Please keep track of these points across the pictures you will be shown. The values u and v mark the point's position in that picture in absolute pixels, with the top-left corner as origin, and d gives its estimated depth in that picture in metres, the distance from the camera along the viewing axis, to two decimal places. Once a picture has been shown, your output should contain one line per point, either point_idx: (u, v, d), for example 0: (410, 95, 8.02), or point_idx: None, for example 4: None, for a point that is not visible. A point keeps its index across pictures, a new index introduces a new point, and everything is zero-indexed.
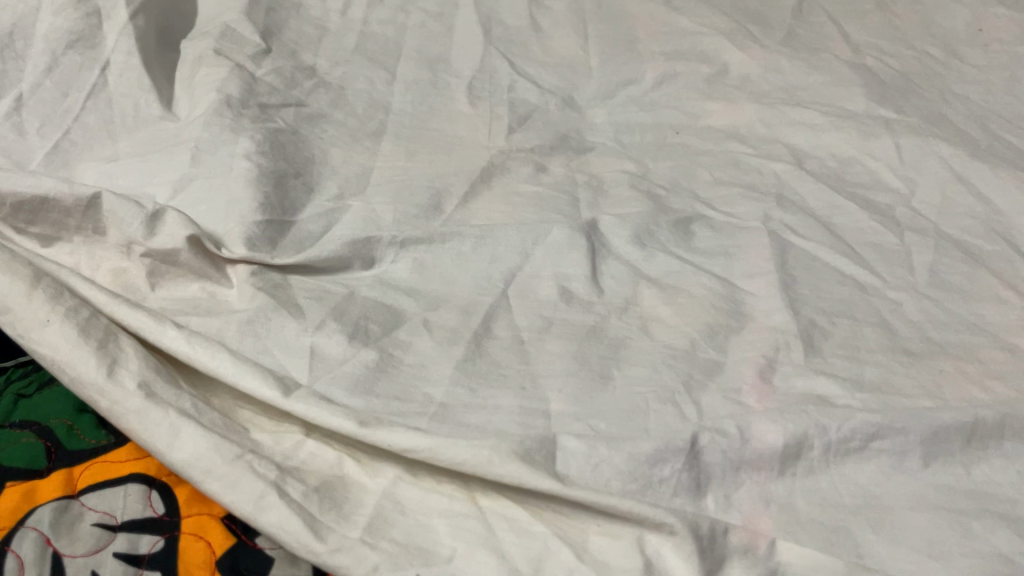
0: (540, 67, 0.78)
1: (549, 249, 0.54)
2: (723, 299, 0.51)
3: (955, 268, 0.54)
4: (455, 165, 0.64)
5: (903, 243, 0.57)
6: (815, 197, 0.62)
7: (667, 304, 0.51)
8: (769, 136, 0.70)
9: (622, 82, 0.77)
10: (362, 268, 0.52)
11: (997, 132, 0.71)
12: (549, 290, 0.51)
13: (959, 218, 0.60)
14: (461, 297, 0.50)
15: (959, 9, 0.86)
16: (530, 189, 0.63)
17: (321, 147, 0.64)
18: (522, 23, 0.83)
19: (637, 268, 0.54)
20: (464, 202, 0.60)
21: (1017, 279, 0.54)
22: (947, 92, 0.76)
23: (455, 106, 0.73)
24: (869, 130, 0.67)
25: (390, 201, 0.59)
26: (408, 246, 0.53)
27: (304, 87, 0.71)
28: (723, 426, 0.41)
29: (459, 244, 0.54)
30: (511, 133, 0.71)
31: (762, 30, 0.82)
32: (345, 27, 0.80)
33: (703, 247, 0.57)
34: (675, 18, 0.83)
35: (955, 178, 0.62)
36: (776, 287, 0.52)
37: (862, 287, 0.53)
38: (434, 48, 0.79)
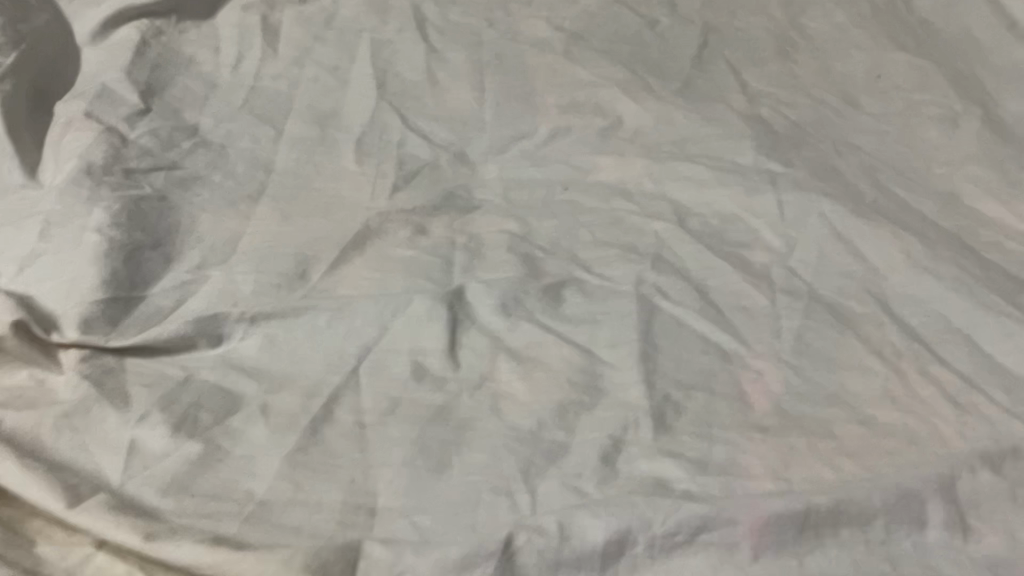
0: (432, 121, 0.77)
1: (409, 321, 0.52)
2: (579, 372, 0.50)
3: (822, 333, 0.53)
4: (328, 231, 0.63)
5: (773, 306, 0.56)
6: (692, 259, 0.61)
7: (522, 380, 0.50)
8: (655, 193, 0.69)
9: (516, 136, 0.77)
10: (209, 346, 0.50)
11: (886, 182, 0.70)
12: (402, 367, 0.49)
13: (833, 278, 0.59)
14: (307, 377, 0.48)
15: (860, 55, 0.85)
16: (403, 254, 0.61)
17: (190, 213, 0.62)
18: (418, 75, 0.82)
19: (498, 338, 0.53)
20: (332, 269, 0.59)
21: (883, 343, 0.53)
22: (840, 141, 0.75)
23: (341, 163, 0.71)
24: (753, 185, 0.66)
25: (252, 271, 0.57)
26: (258, 321, 0.51)
27: (181, 148, 0.69)
28: (542, 523, 0.41)
29: (313, 317, 0.52)
30: (396, 192, 0.69)
31: (659, 81, 0.82)
32: (236, 82, 0.79)
33: (572, 313, 0.55)
34: (572, 70, 0.82)
35: (833, 235, 0.62)
36: (635, 360, 0.51)
37: (726, 357, 0.52)
38: (324, 103, 0.78)
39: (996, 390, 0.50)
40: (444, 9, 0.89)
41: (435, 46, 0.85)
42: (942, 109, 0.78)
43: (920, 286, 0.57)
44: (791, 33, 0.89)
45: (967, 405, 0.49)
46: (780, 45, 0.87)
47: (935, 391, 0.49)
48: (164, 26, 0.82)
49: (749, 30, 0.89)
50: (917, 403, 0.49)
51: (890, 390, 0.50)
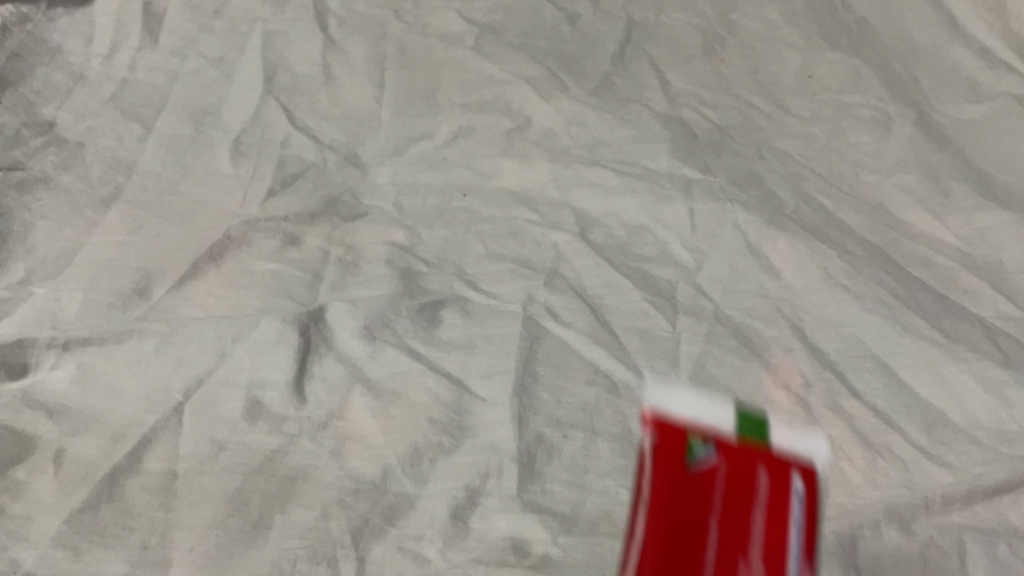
0: (322, 119, 0.70)
1: (250, 348, 0.45)
2: (444, 410, 0.43)
3: (724, 361, 0.48)
4: (182, 240, 0.55)
5: (675, 330, 0.50)
6: (590, 274, 0.55)
7: (376, 418, 0.43)
8: (560, 200, 0.62)
9: (413, 136, 0.70)
10: (11, 377, 0.44)
11: (810, 192, 0.64)
12: (235, 404, 0.43)
13: (743, 297, 0.53)
14: (120, 416, 0.42)
15: (791, 55, 0.80)
16: (267, 269, 0.54)
17: (24, 220, 0.56)
18: (312, 68, 0.74)
19: (357, 367, 0.46)
20: (179, 285, 0.52)
21: (791, 373, 0.47)
22: (765, 145, 0.69)
23: (214, 165, 0.64)
24: (663, 195, 0.60)
25: (82, 288, 0.51)
26: (72, 348, 0.44)
27: (29, 147, 0.63)
28: None
29: (139, 344, 0.45)
30: (270, 198, 0.62)
31: (575, 79, 0.76)
32: (106, 74, 0.71)
33: (449, 339, 0.47)
34: (481, 66, 0.76)
35: (745, 249, 0.56)
36: (509, 393, 0.44)
37: (615, 387, 0.45)
38: (203, 99, 0.70)
39: (914, 429, 0.45)
40: None
41: (333, 36, 0.78)
42: (874, 112, 0.72)
43: (837, 307, 0.51)
44: (721, 30, 0.83)
45: (879, 445, 0.44)
46: (707, 41, 0.81)
47: (846, 430, 0.45)
48: (31, 12, 0.75)
49: (676, 25, 0.83)
50: (825, 444, 0.44)
51: (795, 429, 0.44)
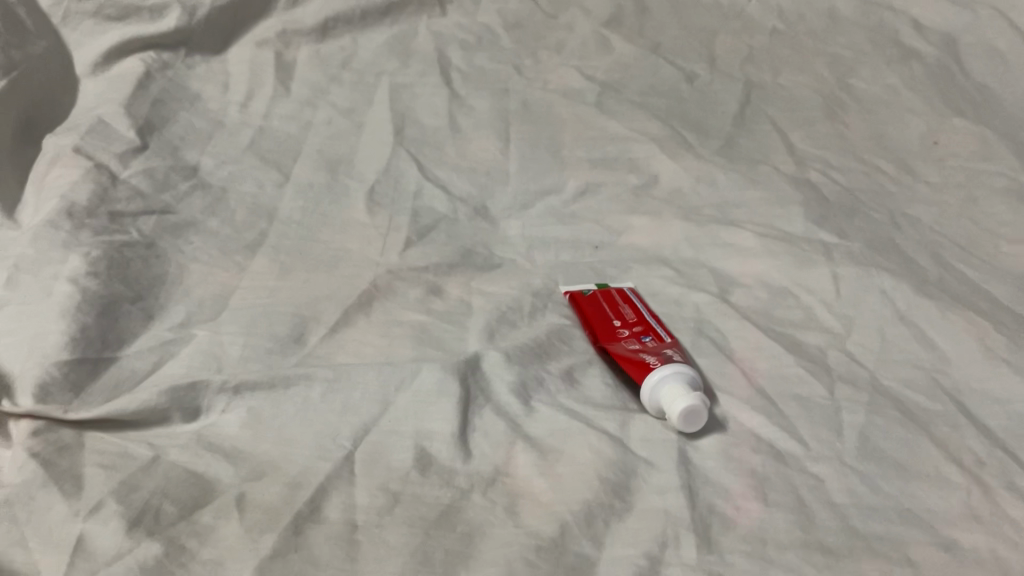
0: (452, 171, 0.72)
1: (414, 397, 0.46)
2: (612, 468, 0.43)
3: (891, 433, 0.46)
4: (329, 287, 0.56)
5: (833, 397, 0.49)
6: (736, 336, 0.54)
7: (545, 476, 0.42)
8: (695, 260, 0.62)
9: (541, 191, 0.70)
10: (183, 420, 0.44)
11: (950, 261, 0.63)
12: (404, 454, 0.43)
13: (898, 367, 0.52)
14: (294, 463, 0.42)
15: (915, 119, 0.80)
16: (415, 318, 0.54)
17: (179, 262, 0.56)
18: (439, 122, 0.76)
19: (516, 422, 0.46)
20: (333, 332, 0.52)
21: (961, 450, 0.46)
22: (897, 212, 0.69)
23: (351, 213, 0.65)
24: (804, 257, 0.60)
25: (241, 333, 0.51)
26: (242, 392, 0.45)
27: (177, 191, 0.63)
28: None
29: (306, 389, 0.45)
30: (408, 247, 0.62)
31: (699, 138, 0.76)
32: (243, 121, 0.74)
33: (599, 399, 0.49)
34: (605, 122, 0.76)
35: (896, 317, 0.55)
36: (675, 461, 0.44)
37: (779, 457, 0.45)
38: (337, 149, 0.72)
39: None
40: (469, 54, 0.85)
41: (458, 91, 0.80)
42: (1007, 181, 0.71)
43: (998, 382, 0.50)
44: (839, 93, 0.84)
45: None
46: (826, 105, 0.82)
47: None
48: (171, 59, 0.77)
49: (793, 87, 0.84)
50: (1007, 525, 0.41)
51: (973, 508, 0.42)
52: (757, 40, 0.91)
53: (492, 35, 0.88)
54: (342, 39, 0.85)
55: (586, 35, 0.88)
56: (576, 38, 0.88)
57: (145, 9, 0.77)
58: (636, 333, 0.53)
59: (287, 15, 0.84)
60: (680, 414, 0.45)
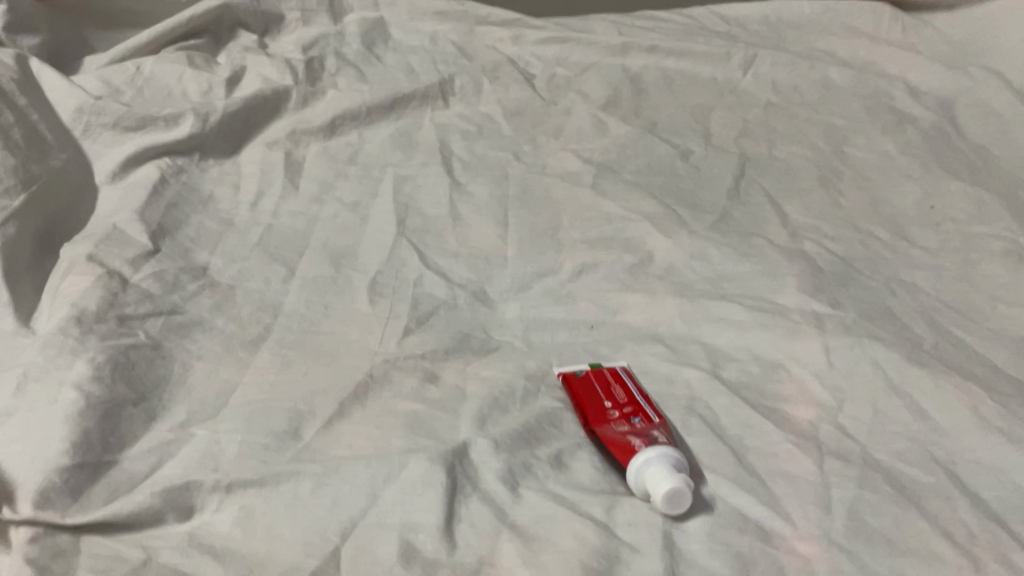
0: (451, 257, 0.73)
1: (401, 488, 0.46)
2: (595, 554, 0.43)
3: (881, 509, 0.46)
4: (327, 381, 0.58)
5: (821, 473, 0.49)
6: (726, 414, 0.54)
7: (528, 565, 0.42)
8: (689, 336, 0.63)
9: (539, 272, 0.72)
10: (177, 520, 0.45)
11: (946, 328, 0.63)
12: (388, 548, 0.43)
13: (890, 439, 0.52)
14: (282, 560, 0.43)
15: (910, 185, 0.81)
16: (409, 407, 0.56)
17: (184, 362, 0.58)
18: (440, 210, 0.79)
19: (503, 510, 0.46)
20: (328, 426, 0.53)
21: (954, 523, 0.45)
22: (894, 280, 0.69)
23: (353, 305, 0.67)
24: (795, 330, 0.61)
25: (239, 430, 0.52)
26: (234, 490, 0.46)
27: (186, 292, 0.66)
28: None
29: (297, 485, 0.47)
30: (406, 336, 0.64)
31: (693, 213, 0.77)
32: (252, 220, 0.77)
33: (588, 483, 0.49)
34: (600, 203, 0.79)
35: (888, 388, 0.55)
36: (658, 545, 0.44)
37: (766, 536, 0.44)
38: (341, 242, 0.75)
39: None
40: (470, 144, 0.88)
41: (459, 179, 0.83)
42: (1006, 243, 0.72)
43: (993, 450, 0.50)
44: (835, 163, 0.85)
45: None
46: (822, 175, 0.83)
47: None
48: (185, 164, 0.81)
49: (788, 159, 0.86)
50: None
51: None
52: (752, 114, 0.94)
53: (492, 123, 0.91)
54: (349, 134, 0.89)
55: (583, 118, 0.91)
56: (574, 122, 0.91)
57: (161, 118, 0.82)
58: (626, 415, 0.54)
59: (297, 117, 0.89)
60: (663, 496, 0.45)
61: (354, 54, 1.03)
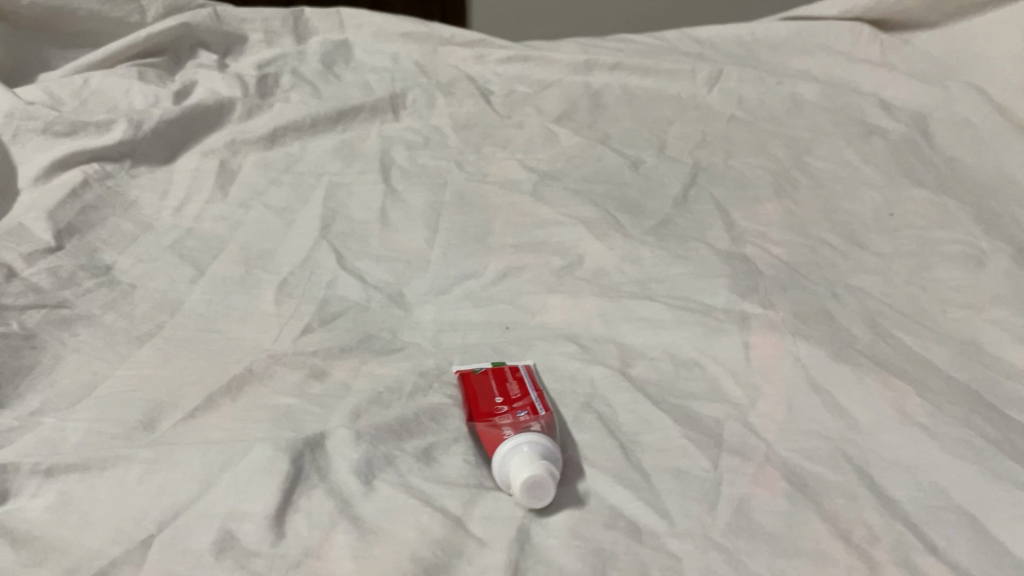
0: (371, 261, 0.70)
1: (237, 476, 0.42)
2: (432, 546, 0.38)
3: (772, 507, 0.41)
4: (203, 375, 0.54)
5: (715, 471, 0.43)
6: (625, 411, 0.49)
7: (356, 557, 0.37)
8: (605, 336, 0.58)
9: (461, 275, 0.68)
10: None
11: (888, 329, 0.57)
12: (204, 537, 0.39)
13: (802, 437, 0.46)
14: (84, 547, 0.38)
15: (870, 193, 0.76)
16: (282, 402, 0.51)
17: (56, 353, 0.55)
18: (370, 216, 0.75)
19: (348, 502, 0.41)
20: (189, 417, 0.49)
21: (854, 523, 0.40)
22: (840, 283, 0.64)
23: (257, 304, 0.64)
24: (716, 327, 0.56)
25: (90, 419, 0.48)
26: (55, 474, 0.42)
27: (80, 287, 0.63)
28: None
29: (124, 471, 0.42)
30: (305, 334, 0.60)
31: (633, 219, 0.73)
32: (173, 224, 0.74)
33: (453, 477, 0.44)
34: (537, 209, 0.75)
35: (808, 385, 0.50)
36: (510, 538, 0.39)
37: (635, 534, 0.39)
38: (261, 245, 0.71)
39: None
40: (413, 154, 0.85)
41: (395, 187, 0.80)
42: (965, 247, 0.66)
43: (913, 448, 0.44)
44: (793, 172, 0.81)
45: None
46: (777, 183, 0.79)
47: None
48: (115, 170, 0.78)
49: (743, 168, 0.82)
50: None
51: None
52: (713, 127, 0.90)
53: (441, 135, 0.89)
54: (291, 145, 0.86)
55: (535, 130, 0.89)
56: (524, 134, 0.88)
57: (92, 124, 0.81)
58: (513, 408, 0.48)
59: (239, 129, 0.87)
60: (523, 485, 0.40)
61: (312, 72, 1.02)
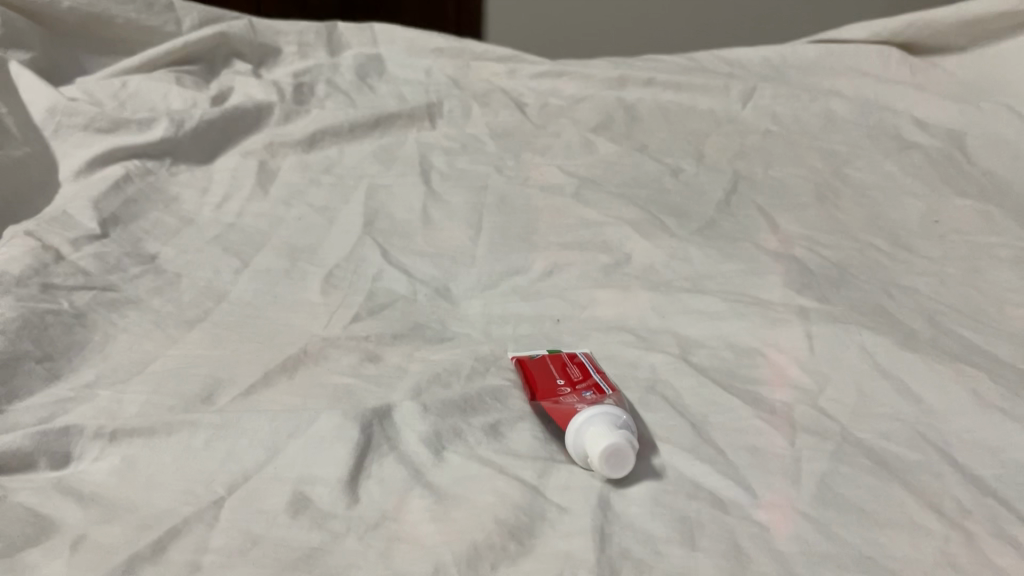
0: (416, 257, 0.69)
1: (306, 443, 0.41)
2: (515, 510, 0.37)
3: (856, 481, 0.40)
4: (257, 356, 0.53)
5: (793, 448, 0.42)
6: (692, 393, 0.48)
7: (436, 520, 0.36)
8: (660, 327, 0.57)
9: (507, 271, 0.67)
10: (49, 467, 0.40)
11: (948, 324, 0.57)
12: (277, 499, 0.37)
13: (875, 419, 0.45)
14: (155, 507, 0.37)
15: (914, 202, 0.76)
16: (340, 381, 0.50)
17: (106, 332, 0.54)
18: (412, 215, 0.75)
19: (419, 471, 0.40)
20: (246, 393, 0.48)
21: (941, 498, 0.39)
22: (892, 283, 0.63)
23: (305, 295, 0.63)
24: (775, 317, 0.55)
25: (147, 393, 0.47)
26: (118, 438, 0.41)
27: (127, 273, 0.62)
28: None
29: (189, 437, 0.41)
30: (354, 322, 0.59)
31: (678, 221, 0.73)
32: (215, 218, 0.73)
33: (523, 451, 0.43)
34: (580, 211, 0.74)
35: (877, 372, 0.49)
36: (591, 505, 0.38)
37: (719, 503, 0.38)
38: (304, 240, 0.71)
39: None
40: (452, 159, 0.85)
41: (436, 189, 0.80)
42: (1016, 251, 0.66)
43: (992, 430, 0.44)
44: (834, 182, 0.81)
45: None
46: (819, 192, 0.79)
47: (1017, 559, 0.35)
48: (155, 166, 0.78)
49: (783, 178, 0.82)
50: (992, 573, 0.34)
51: (950, 555, 0.35)
52: (750, 140, 0.90)
53: (478, 143, 0.89)
54: (329, 149, 0.86)
55: (572, 139, 0.89)
56: (561, 143, 0.88)
57: (133, 121, 0.81)
58: (578, 388, 0.48)
59: (278, 132, 0.87)
60: (602, 453, 0.39)
61: (346, 82, 1.02)
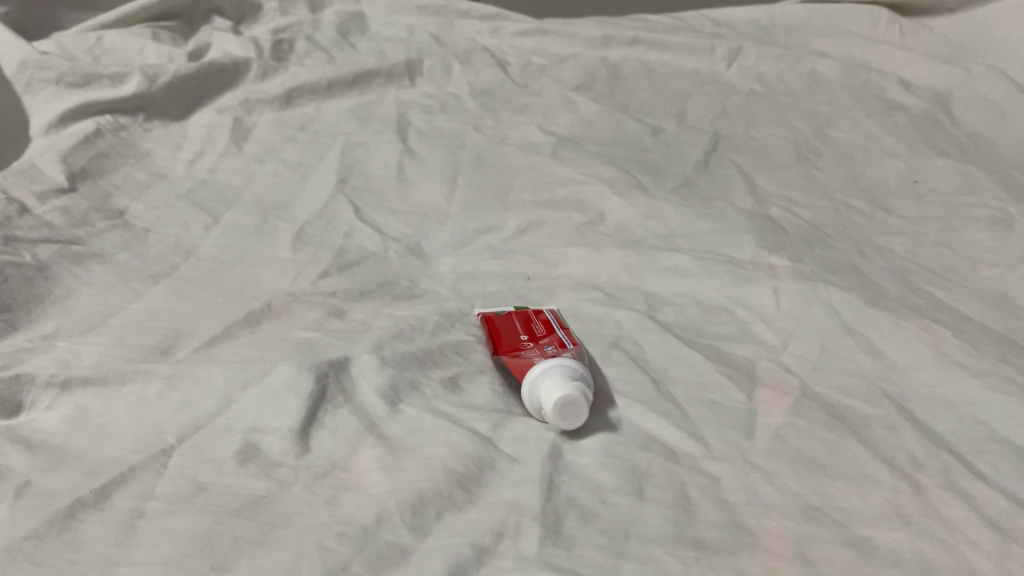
0: (389, 214, 0.69)
1: (260, 393, 0.40)
2: (464, 460, 0.36)
3: (810, 434, 0.39)
4: (220, 309, 0.52)
5: (751, 402, 0.42)
6: (655, 349, 0.48)
7: (384, 469, 0.36)
8: (630, 285, 0.57)
9: (480, 229, 0.67)
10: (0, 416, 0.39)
11: (918, 284, 0.56)
12: (226, 448, 0.37)
13: (836, 375, 0.45)
14: (103, 455, 0.37)
15: (894, 162, 0.75)
16: (303, 335, 0.50)
17: (69, 285, 0.54)
18: (386, 173, 0.74)
19: (373, 422, 0.40)
20: (207, 346, 0.48)
21: (895, 451, 0.39)
22: (866, 243, 0.63)
23: (274, 251, 0.62)
24: (744, 275, 0.55)
25: (106, 345, 0.47)
26: (70, 387, 0.41)
27: (93, 228, 0.61)
28: None
29: (142, 386, 0.41)
30: (322, 277, 0.59)
31: (654, 180, 0.72)
32: (187, 174, 0.73)
33: (480, 404, 0.43)
34: (557, 169, 0.74)
35: (842, 329, 0.48)
36: (542, 456, 0.37)
37: (671, 455, 0.38)
38: (277, 196, 0.70)
39: None
40: (430, 117, 0.84)
41: (413, 147, 0.79)
42: (993, 211, 0.66)
43: (953, 386, 0.44)
44: (815, 143, 0.80)
45: (1012, 531, 0.34)
46: (799, 152, 0.78)
47: (964, 510, 0.35)
48: (128, 122, 0.77)
49: (764, 138, 0.81)
50: (939, 524, 0.34)
51: (898, 506, 0.35)
52: (733, 101, 0.89)
53: (458, 101, 0.88)
54: (306, 106, 0.85)
55: (553, 98, 0.88)
56: (542, 102, 0.87)
57: (106, 76, 0.80)
58: (540, 343, 0.47)
59: (255, 89, 0.86)
60: (556, 405, 0.39)
61: (327, 40, 1.01)
